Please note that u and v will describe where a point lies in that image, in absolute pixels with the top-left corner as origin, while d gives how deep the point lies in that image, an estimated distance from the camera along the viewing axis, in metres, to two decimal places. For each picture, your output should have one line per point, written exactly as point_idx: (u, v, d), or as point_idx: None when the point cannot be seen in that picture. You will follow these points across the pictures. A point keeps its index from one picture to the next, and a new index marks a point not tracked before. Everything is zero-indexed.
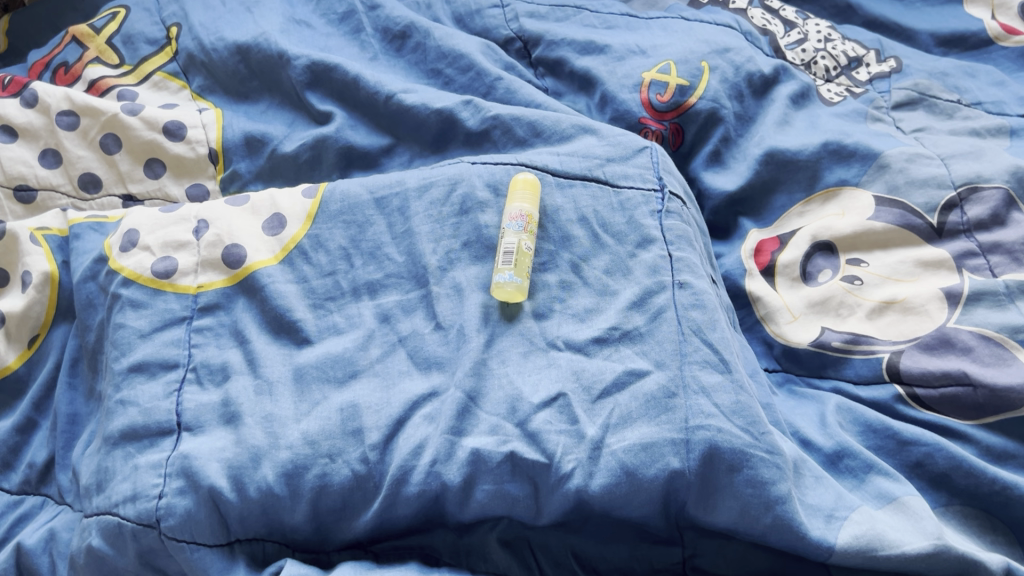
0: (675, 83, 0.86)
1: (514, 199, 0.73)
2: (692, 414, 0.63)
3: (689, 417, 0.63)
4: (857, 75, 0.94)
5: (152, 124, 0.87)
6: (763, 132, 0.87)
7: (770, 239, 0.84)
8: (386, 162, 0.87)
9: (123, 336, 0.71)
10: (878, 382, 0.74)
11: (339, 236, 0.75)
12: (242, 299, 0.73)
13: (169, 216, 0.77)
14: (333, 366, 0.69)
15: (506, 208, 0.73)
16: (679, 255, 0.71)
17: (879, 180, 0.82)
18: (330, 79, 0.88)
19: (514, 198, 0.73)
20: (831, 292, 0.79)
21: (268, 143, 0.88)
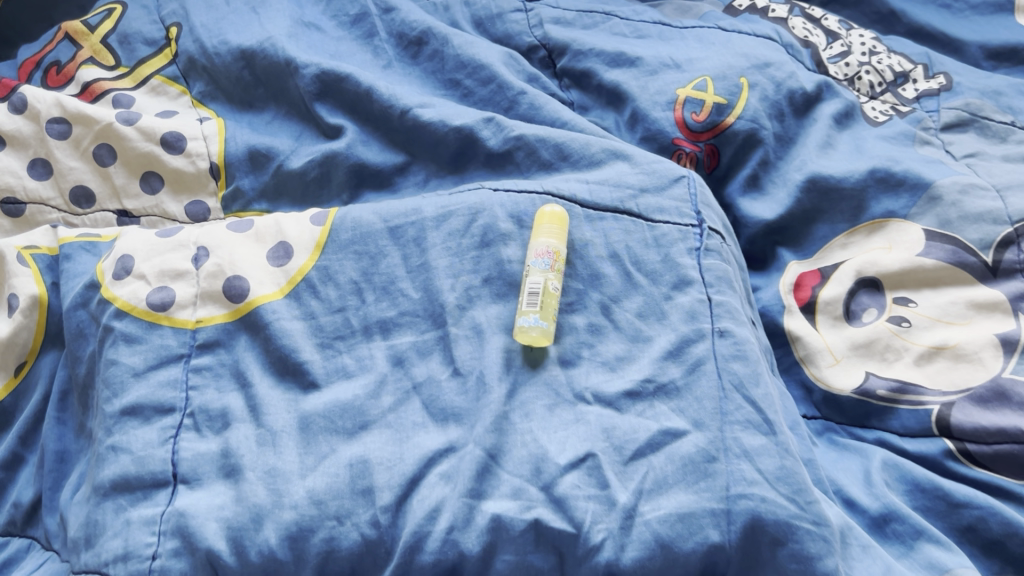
0: (712, 102, 0.80)
1: (540, 234, 0.67)
2: (733, 481, 0.58)
3: (729, 484, 0.58)
4: (904, 92, 0.88)
5: (149, 134, 0.81)
6: (804, 155, 0.81)
7: (811, 273, 0.78)
8: (400, 181, 0.81)
9: (115, 374, 0.66)
10: (926, 436, 0.69)
11: (349, 268, 0.70)
12: (244, 337, 0.68)
13: (167, 241, 0.72)
14: (342, 415, 0.64)
15: (531, 244, 0.68)
16: (719, 299, 0.66)
17: (930, 213, 0.76)
18: (340, 89, 0.82)
19: (540, 234, 0.68)
20: (876, 333, 0.73)
21: (273, 159, 0.82)
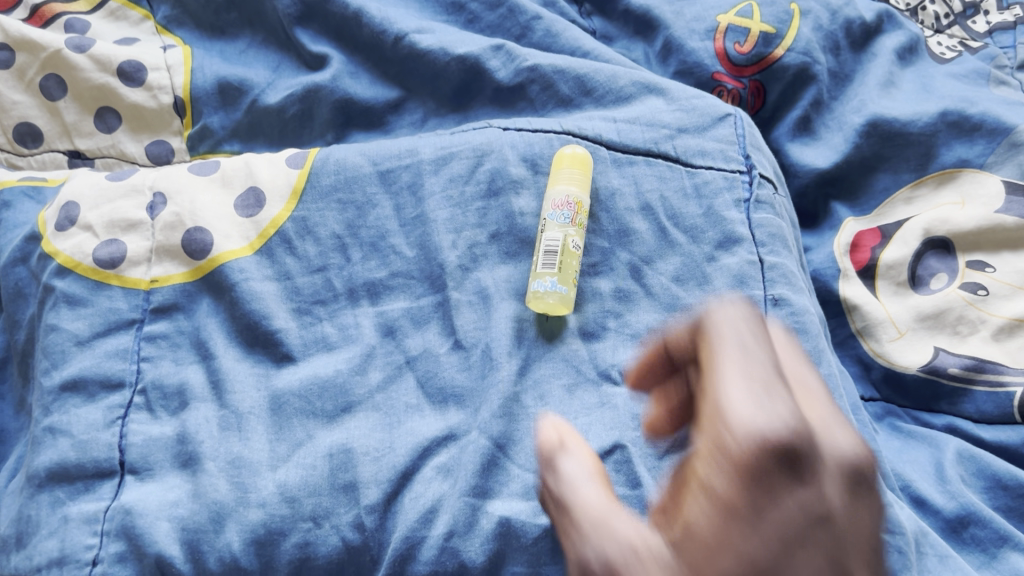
0: (758, 30, 0.69)
1: (559, 179, 0.56)
2: (818, 386, 0.46)
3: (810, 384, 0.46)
4: (975, 25, 0.75)
5: (105, 64, 0.69)
6: (863, 95, 0.70)
7: (870, 231, 0.68)
8: (393, 121, 0.70)
9: (55, 342, 0.56)
10: (1004, 422, 0.59)
11: (332, 220, 0.59)
12: (207, 300, 0.58)
13: (118, 185, 0.61)
14: (321, 395, 0.53)
15: (549, 192, 0.57)
16: (771, 260, 0.56)
17: (1011, 162, 0.64)
18: (325, 13, 0.70)
19: (559, 181, 0.57)
20: (947, 303, 0.62)
21: (247, 92, 0.70)
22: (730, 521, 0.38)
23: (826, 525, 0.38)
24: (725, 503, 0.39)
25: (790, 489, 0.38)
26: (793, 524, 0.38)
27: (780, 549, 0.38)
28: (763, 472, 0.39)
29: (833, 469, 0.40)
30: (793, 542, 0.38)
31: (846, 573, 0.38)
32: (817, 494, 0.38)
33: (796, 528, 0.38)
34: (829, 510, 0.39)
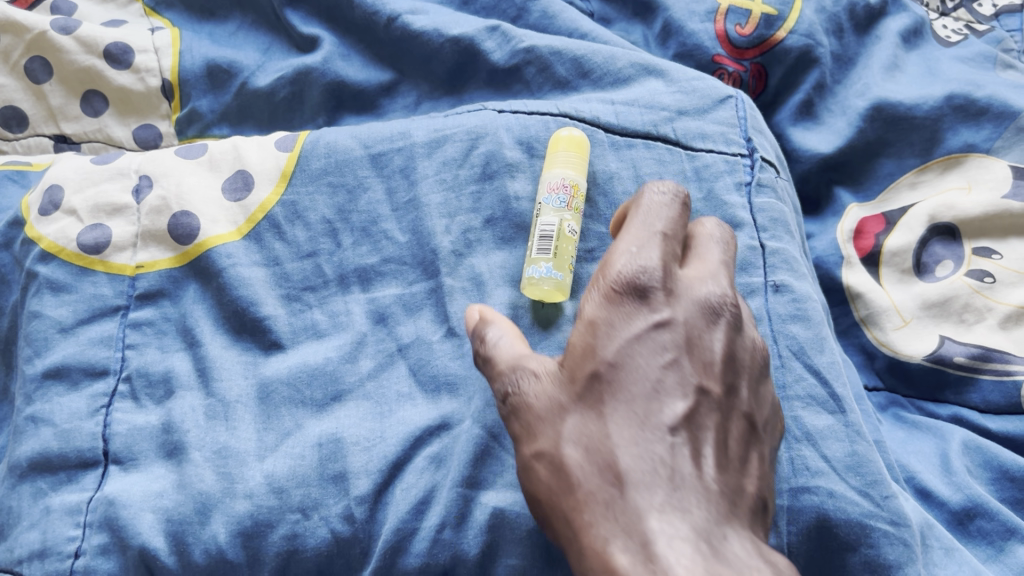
0: (760, 12, 0.67)
1: (556, 163, 0.54)
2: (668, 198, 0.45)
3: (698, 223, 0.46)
4: (980, 7, 0.74)
5: (91, 46, 0.67)
6: (867, 79, 0.69)
7: (875, 218, 0.66)
8: (387, 104, 0.69)
9: (38, 329, 0.54)
10: (1011, 412, 0.58)
11: (322, 204, 0.57)
12: (194, 286, 0.56)
13: (103, 168, 0.59)
14: (310, 383, 0.52)
15: (545, 175, 0.55)
16: (773, 246, 0.54)
17: (1018, 146, 0.63)
18: None
19: (555, 162, 0.55)
20: (953, 290, 0.61)
21: (236, 75, 0.69)
22: (626, 321, 0.40)
23: (706, 392, 0.39)
24: (614, 306, 0.40)
25: (709, 329, 0.40)
26: (679, 336, 0.40)
27: (671, 362, 0.39)
28: (632, 284, 0.41)
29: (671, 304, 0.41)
30: (681, 383, 0.39)
31: (669, 478, 0.36)
32: (714, 341, 0.40)
33: (688, 341, 0.40)
34: (701, 345, 0.40)
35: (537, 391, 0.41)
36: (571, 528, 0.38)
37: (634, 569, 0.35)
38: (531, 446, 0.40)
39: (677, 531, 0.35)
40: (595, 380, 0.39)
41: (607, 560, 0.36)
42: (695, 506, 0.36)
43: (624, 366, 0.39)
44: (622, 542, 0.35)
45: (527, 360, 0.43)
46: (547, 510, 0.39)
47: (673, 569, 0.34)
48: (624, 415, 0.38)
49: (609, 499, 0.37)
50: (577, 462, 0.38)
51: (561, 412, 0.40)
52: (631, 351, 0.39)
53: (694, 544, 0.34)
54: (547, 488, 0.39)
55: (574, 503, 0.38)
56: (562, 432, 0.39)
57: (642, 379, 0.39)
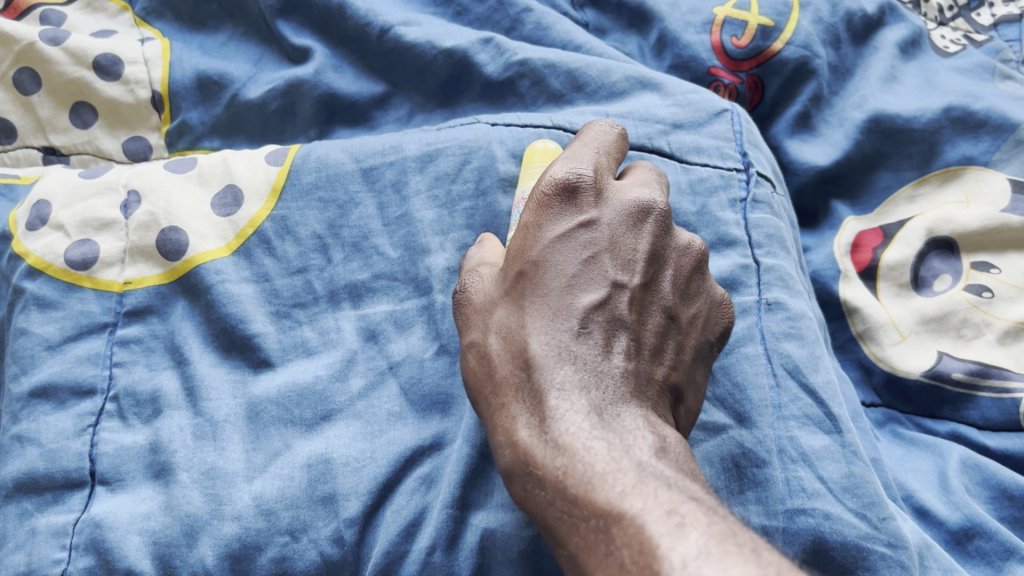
0: (757, 23, 0.66)
1: (531, 173, 0.55)
2: (612, 130, 0.48)
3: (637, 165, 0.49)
4: (979, 18, 0.74)
5: (80, 57, 0.66)
6: (864, 90, 0.68)
7: (872, 231, 0.65)
8: (379, 116, 0.69)
9: (24, 347, 0.53)
10: (1010, 429, 0.57)
11: (313, 219, 0.57)
12: (183, 302, 0.55)
13: (91, 183, 0.58)
14: (300, 402, 0.51)
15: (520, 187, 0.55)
16: (769, 263, 0.54)
17: (1016, 159, 0.63)
18: (308, 4, 0.68)
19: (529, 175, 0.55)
20: (951, 305, 0.60)
21: (227, 87, 0.68)
22: (553, 221, 0.43)
23: (621, 284, 0.42)
24: (543, 208, 0.43)
25: (633, 231, 0.43)
26: (600, 236, 0.43)
27: (590, 258, 0.42)
28: (564, 186, 0.43)
29: (602, 205, 0.44)
30: (598, 277, 0.42)
31: (570, 358, 0.40)
32: (637, 241, 0.43)
33: (609, 241, 0.43)
34: (621, 244, 0.43)
35: (478, 290, 0.45)
36: (489, 408, 0.42)
37: (533, 441, 0.39)
38: (465, 337, 0.44)
39: (574, 406, 0.39)
40: (520, 276, 0.42)
41: (513, 434, 0.40)
42: (596, 384, 0.39)
43: (545, 264, 0.42)
44: (526, 416, 0.40)
45: (481, 264, 0.48)
46: (474, 393, 0.43)
47: (562, 436, 0.38)
48: (542, 307, 0.41)
49: (519, 379, 0.41)
50: (497, 350, 0.42)
51: (492, 307, 0.44)
52: (554, 248, 0.42)
53: (587, 415, 0.38)
54: (473, 374, 0.43)
55: (493, 385, 0.42)
56: (489, 323, 0.43)
57: (560, 274, 0.42)
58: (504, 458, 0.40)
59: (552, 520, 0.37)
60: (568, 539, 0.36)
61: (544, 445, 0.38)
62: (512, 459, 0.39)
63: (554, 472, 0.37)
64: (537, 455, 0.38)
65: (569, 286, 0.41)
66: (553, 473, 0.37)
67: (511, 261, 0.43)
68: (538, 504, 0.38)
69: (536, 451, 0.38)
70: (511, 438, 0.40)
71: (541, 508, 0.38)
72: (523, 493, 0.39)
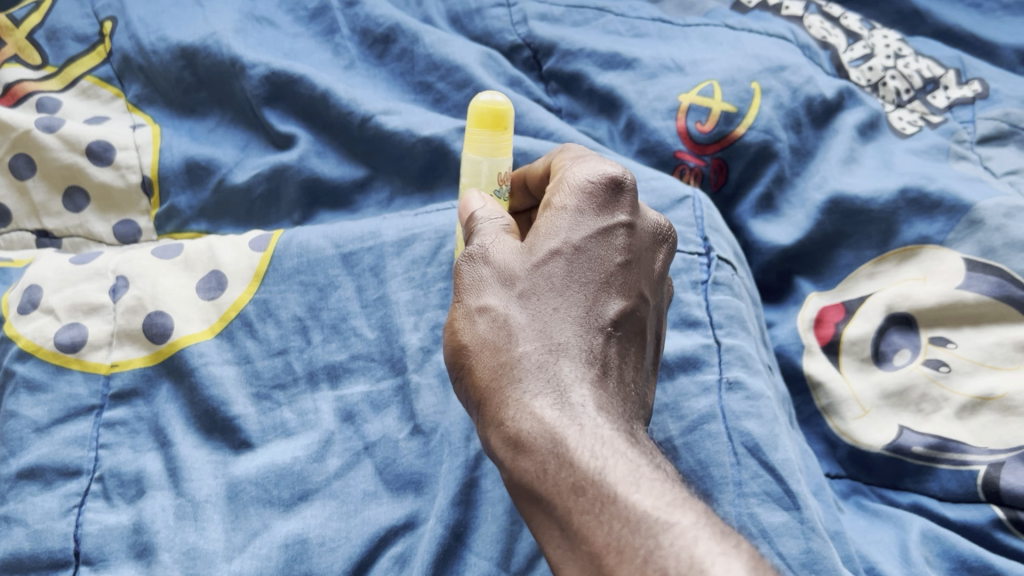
0: (720, 109, 0.70)
1: (505, 148, 0.53)
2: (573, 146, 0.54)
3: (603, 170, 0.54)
4: (934, 100, 0.77)
5: (73, 144, 0.69)
6: (824, 171, 0.71)
7: (834, 307, 0.68)
8: (360, 200, 0.72)
9: (13, 429, 0.54)
10: (969, 501, 0.59)
11: (294, 302, 0.59)
12: (167, 385, 0.57)
13: (82, 268, 0.61)
14: (278, 483, 0.52)
15: (485, 157, 0.53)
16: (730, 343, 0.56)
17: (970, 239, 0.65)
18: (293, 93, 0.71)
19: (503, 147, 0.53)
20: (910, 380, 0.63)
21: (214, 172, 0.71)
22: (597, 214, 0.45)
23: (644, 300, 0.45)
24: (588, 198, 0.46)
25: (655, 249, 0.47)
26: (636, 243, 0.46)
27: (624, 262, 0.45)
28: (611, 182, 0.46)
29: (639, 215, 0.47)
30: (628, 286, 0.44)
31: (597, 355, 0.42)
32: (655, 261, 0.47)
33: (641, 251, 0.46)
34: (648, 261, 0.47)
35: (489, 257, 0.45)
36: (497, 378, 0.41)
37: (557, 421, 0.39)
38: (475, 300, 0.44)
39: (601, 402, 0.40)
40: (555, 257, 0.44)
41: (533, 411, 0.40)
42: (618, 386, 0.42)
43: (587, 255, 0.44)
44: (550, 394, 0.40)
45: (497, 223, 0.48)
46: (472, 360, 0.43)
47: (596, 426, 0.39)
48: (577, 298, 0.43)
49: (545, 359, 0.41)
50: (522, 323, 0.42)
51: (510, 279, 0.44)
52: (595, 241, 0.45)
53: (613, 414, 0.40)
54: (477, 337, 0.43)
55: (508, 357, 0.41)
56: (514, 294, 0.43)
57: (599, 267, 0.44)
58: (517, 431, 0.39)
59: (569, 509, 0.37)
60: (590, 534, 0.36)
61: (576, 429, 0.38)
62: (531, 435, 0.39)
63: (587, 460, 0.37)
64: (569, 437, 0.38)
65: (605, 285, 0.44)
66: (584, 459, 0.37)
67: (543, 241, 0.45)
68: (557, 485, 0.37)
69: (566, 433, 0.38)
70: (529, 412, 0.40)
71: (558, 492, 0.37)
72: (534, 470, 0.38)
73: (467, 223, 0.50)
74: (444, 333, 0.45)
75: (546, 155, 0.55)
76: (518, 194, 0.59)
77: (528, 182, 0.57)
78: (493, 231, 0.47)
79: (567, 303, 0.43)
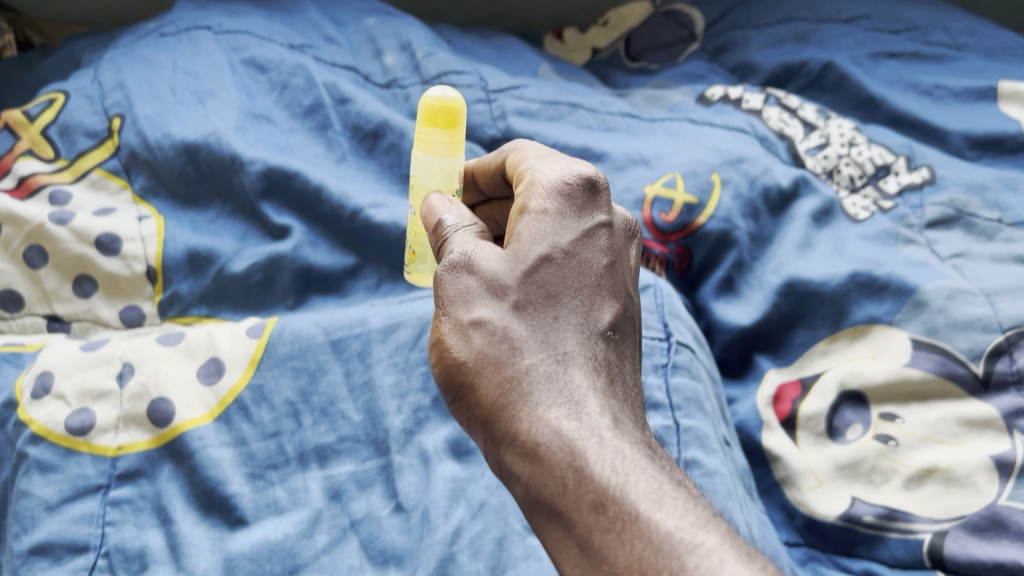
0: (682, 201, 0.78)
1: (455, 148, 0.59)
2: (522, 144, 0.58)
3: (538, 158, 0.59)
4: (886, 186, 0.83)
5: (83, 236, 0.74)
6: (781, 256, 0.77)
7: (791, 383, 0.73)
8: (350, 285, 0.77)
9: (25, 507, 0.58)
10: (916, 567, 0.62)
11: (286, 386, 0.64)
12: (168, 466, 0.61)
13: (91, 356, 0.66)
14: (271, 558, 0.56)
15: (436, 159, 0.59)
16: (688, 423, 0.61)
17: (915, 319, 0.71)
18: (288, 187, 0.78)
19: (455, 146, 0.59)
20: (861, 453, 0.67)
21: (214, 261, 0.76)
22: (578, 217, 0.50)
23: (628, 298, 0.50)
24: (567, 202, 0.50)
25: (627, 244, 0.53)
26: (615, 242, 0.50)
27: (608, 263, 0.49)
28: (586, 184, 0.51)
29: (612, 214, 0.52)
30: (615, 289, 0.49)
31: (597, 360, 0.46)
32: (629, 256, 0.53)
33: (619, 249, 0.51)
34: (624, 257, 0.51)
35: (476, 266, 0.48)
36: (505, 392, 0.44)
37: (573, 434, 0.42)
38: (468, 313, 0.46)
39: (608, 409, 0.44)
40: (547, 262, 0.48)
41: (548, 424, 0.43)
42: (619, 386, 0.46)
43: (576, 260, 0.48)
44: (562, 405, 0.43)
45: (471, 231, 0.52)
46: (474, 376, 0.45)
47: (610, 438, 0.42)
48: (574, 306, 0.47)
49: (551, 370, 0.45)
50: (525, 335, 0.45)
51: (502, 291, 0.47)
52: (580, 244, 0.49)
53: (619, 418, 0.44)
54: (479, 351, 0.45)
55: (515, 371, 0.44)
56: (512, 305, 0.46)
57: (591, 272, 0.48)
58: (535, 445, 0.43)
59: (590, 526, 0.40)
60: (611, 554, 0.39)
61: (595, 443, 0.42)
62: (549, 448, 0.42)
63: (608, 476, 0.41)
64: (588, 451, 0.42)
65: (596, 287, 0.48)
66: (605, 472, 0.41)
67: (532, 249, 0.48)
68: (578, 498, 0.41)
69: (584, 445, 0.42)
70: (546, 425, 0.43)
71: (581, 508, 0.41)
72: (554, 483, 0.42)
73: (436, 230, 0.53)
74: (435, 348, 0.47)
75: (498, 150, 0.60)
76: (469, 190, 0.66)
77: (477, 178, 0.63)
78: (473, 241, 0.50)
79: (567, 311, 0.47)
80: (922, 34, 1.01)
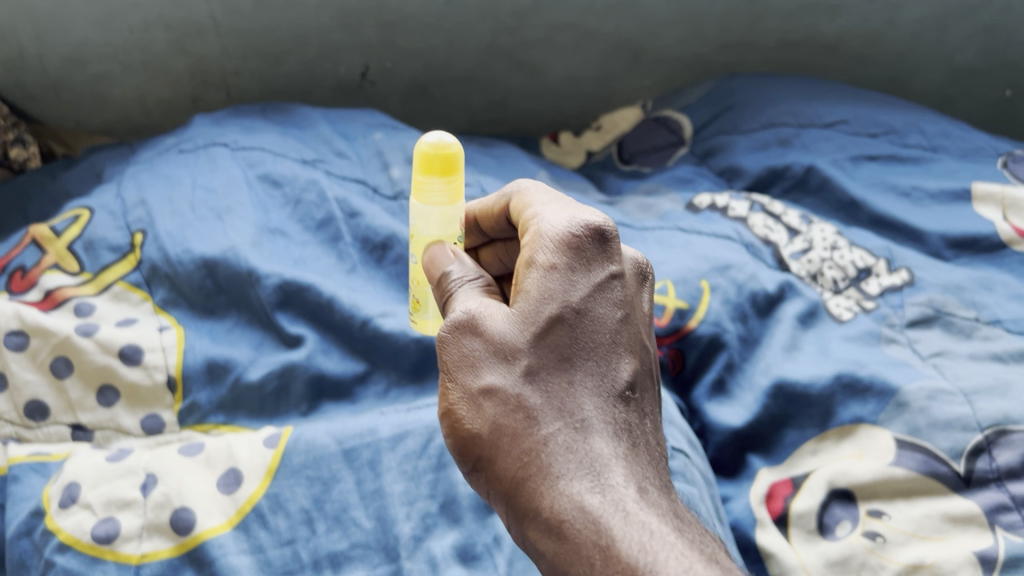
0: (674, 305, 0.83)
1: (449, 194, 0.63)
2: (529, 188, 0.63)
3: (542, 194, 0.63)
4: (867, 287, 0.88)
5: (107, 347, 0.78)
6: (769, 358, 0.81)
7: (782, 482, 0.74)
8: (360, 391, 0.81)
9: None
10: None
11: (301, 495, 0.68)
12: (189, 572, 0.64)
13: (116, 467, 0.69)
14: None
15: (434, 206, 0.63)
16: None
17: (898, 419, 0.75)
18: (302, 299, 0.83)
19: (451, 187, 0.63)
20: (851, 548, 0.68)
21: (232, 370, 0.80)
22: (588, 271, 0.53)
23: (643, 349, 0.54)
24: (575, 256, 0.53)
25: (640, 291, 0.57)
26: (626, 293, 0.54)
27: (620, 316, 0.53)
28: (596, 236, 0.55)
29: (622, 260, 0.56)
30: (628, 344, 0.52)
31: (612, 425, 0.49)
32: (642, 300, 0.57)
33: (631, 299, 0.55)
34: (636, 306, 0.55)
35: (485, 331, 0.51)
36: (524, 465, 0.48)
37: (595, 509, 0.46)
38: (481, 383, 0.50)
39: (628, 477, 0.48)
40: (558, 325, 0.51)
41: (571, 498, 0.46)
42: (638, 446, 0.50)
43: (587, 319, 0.52)
44: (583, 478, 0.47)
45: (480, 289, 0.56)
46: (495, 449, 0.49)
47: (631, 510, 0.46)
48: (588, 371, 0.51)
49: (569, 441, 0.48)
50: (540, 405, 0.49)
51: (513, 358, 0.50)
52: (590, 302, 0.52)
53: (639, 485, 0.48)
54: (496, 423, 0.49)
55: (533, 442, 0.48)
56: (525, 372, 0.50)
57: (603, 333, 0.52)
58: (559, 520, 0.46)
59: None
60: None
61: (618, 519, 0.45)
62: (574, 523, 0.46)
63: (631, 551, 0.44)
64: (611, 527, 0.45)
65: (609, 343, 0.52)
66: (629, 547, 0.44)
67: (543, 311, 0.51)
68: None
69: (607, 521, 0.45)
70: (568, 499, 0.46)
71: None
72: (580, 558, 0.45)
73: (443, 283, 0.57)
74: (448, 419, 0.51)
75: (500, 193, 0.64)
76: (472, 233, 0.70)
77: (480, 221, 0.68)
78: (476, 300, 0.54)
79: (581, 376, 0.51)
80: (899, 137, 1.07)
